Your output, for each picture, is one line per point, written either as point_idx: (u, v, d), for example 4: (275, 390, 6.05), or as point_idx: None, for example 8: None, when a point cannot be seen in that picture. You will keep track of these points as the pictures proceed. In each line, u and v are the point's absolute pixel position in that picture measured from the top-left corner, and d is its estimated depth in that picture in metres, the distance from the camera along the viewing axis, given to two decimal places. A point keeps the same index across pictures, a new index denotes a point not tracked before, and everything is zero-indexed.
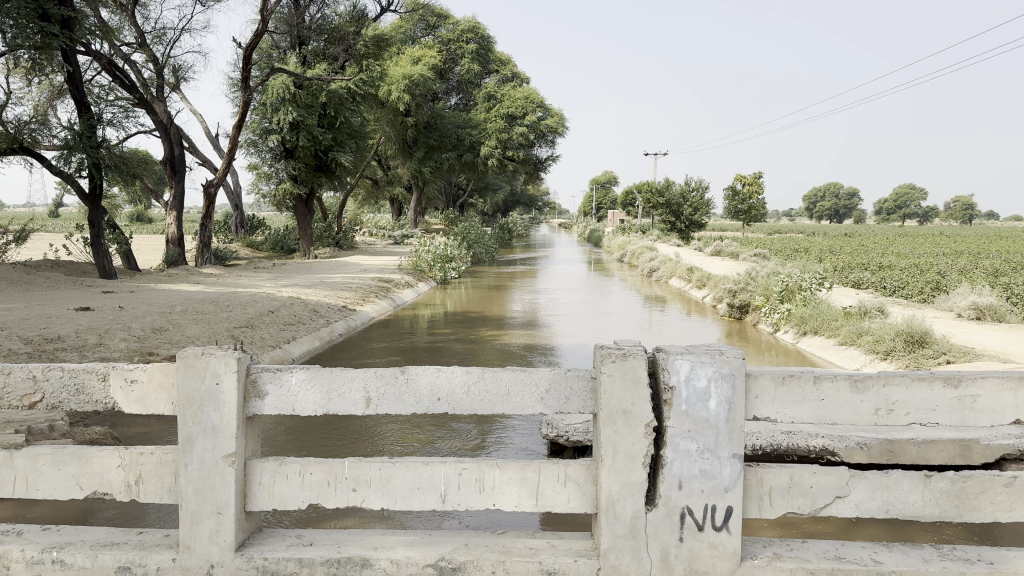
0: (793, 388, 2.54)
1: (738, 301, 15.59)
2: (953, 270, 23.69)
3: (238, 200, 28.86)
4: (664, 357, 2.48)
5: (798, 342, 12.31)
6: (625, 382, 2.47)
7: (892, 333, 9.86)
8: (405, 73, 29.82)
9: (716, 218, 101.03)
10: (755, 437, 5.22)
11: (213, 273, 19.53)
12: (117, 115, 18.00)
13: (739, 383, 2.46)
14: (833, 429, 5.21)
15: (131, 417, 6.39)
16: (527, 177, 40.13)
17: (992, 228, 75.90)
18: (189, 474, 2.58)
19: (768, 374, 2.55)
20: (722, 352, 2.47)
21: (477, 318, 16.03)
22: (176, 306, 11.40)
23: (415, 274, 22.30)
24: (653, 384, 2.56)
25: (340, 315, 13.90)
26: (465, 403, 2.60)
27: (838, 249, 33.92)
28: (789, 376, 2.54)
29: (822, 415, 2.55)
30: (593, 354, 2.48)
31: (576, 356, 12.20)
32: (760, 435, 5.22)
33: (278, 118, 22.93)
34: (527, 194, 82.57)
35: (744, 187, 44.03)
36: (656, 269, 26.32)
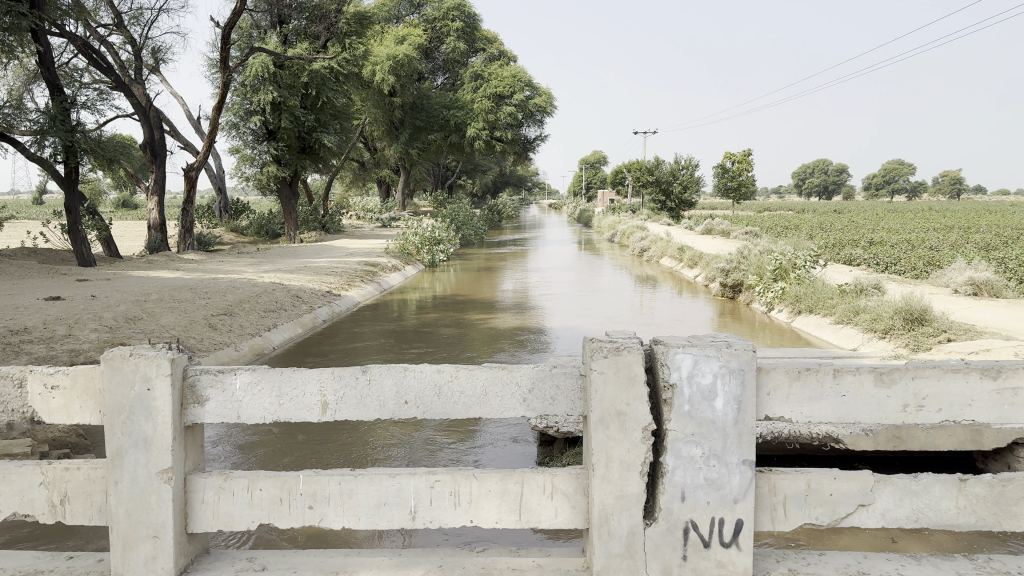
0: (810, 384, 2.22)
1: (731, 280, 15.29)
2: (946, 245, 23.48)
3: (221, 183, 28.35)
4: (663, 350, 2.15)
5: (793, 321, 12.07)
6: (618, 381, 2.15)
7: (891, 310, 9.60)
8: (390, 52, 29.30)
9: (709, 195, 101.54)
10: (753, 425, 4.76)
11: (195, 259, 19.12)
12: (92, 98, 17.46)
13: (749, 379, 2.14)
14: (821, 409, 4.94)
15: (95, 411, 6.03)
16: (516, 157, 39.56)
17: (979, 203, 75.68)
18: (120, 493, 2.26)
19: (782, 367, 2.23)
20: (728, 344, 2.14)
21: (466, 301, 15.70)
22: (152, 294, 11.00)
23: (401, 257, 21.92)
24: (650, 381, 2.25)
25: (323, 300, 13.53)
26: (436, 406, 2.27)
27: (829, 226, 33.70)
28: (805, 369, 2.22)
29: (843, 413, 2.24)
30: (581, 349, 2.16)
31: (566, 339, 11.90)
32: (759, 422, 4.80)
33: (258, 99, 22.41)
34: (516, 175, 81.87)
35: (734, 164, 43.72)
36: (647, 248, 26.01)
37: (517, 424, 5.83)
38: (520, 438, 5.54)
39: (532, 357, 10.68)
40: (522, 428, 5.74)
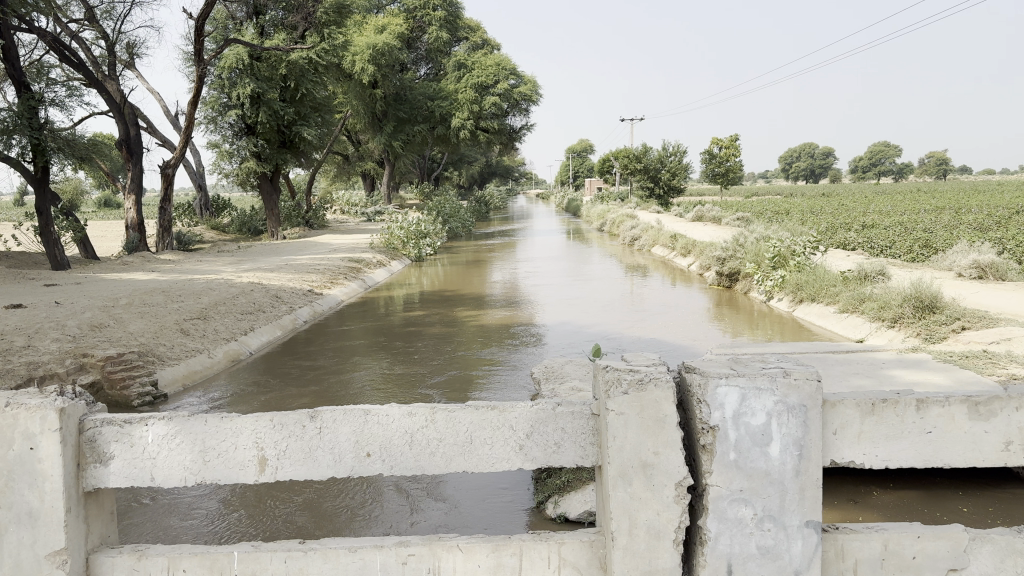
0: (887, 419, 1.74)
1: (727, 269, 14.83)
2: (940, 226, 23.14)
3: (200, 181, 27.75)
4: (700, 380, 1.68)
5: (794, 310, 11.65)
6: (643, 425, 1.72)
7: (899, 298, 9.16)
8: (370, 42, 28.66)
9: (696, 182, 101.25)
10: None
11: (172, 259, 18.51)
12: (61, 94, 16.78)
13: (815, 418, 1.67)
14: None
15: None
16: (502, 147, 38.95)
17: (966, 183, 75.53)
18: (1, 574, 1.92)
19: (852, 398, 1.75)
20: (787, 371, 1.67)
21: (454, 297, 15.16)
22: (122, 298, 10.40)
23: (387, 252, 21.33)
24: (683, 420, 1.80)
25: (305, 300, 12.97)
26: (407, 459, 1.97)
27: (819, 210, 33.31)
28: (882, 401, 1.74)
29: (929, 453, 1.76)
30: (596, 381, 1.73)
31: (559, 334, 11.38)
32: None
33: (236, 92, 21.82)
34: (502, 165, 81.07)
35: (721, 150, 43.31)
36: (638, 236, 25.50)
37: None
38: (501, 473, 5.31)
39: (526, 354, 10.21)
40: None
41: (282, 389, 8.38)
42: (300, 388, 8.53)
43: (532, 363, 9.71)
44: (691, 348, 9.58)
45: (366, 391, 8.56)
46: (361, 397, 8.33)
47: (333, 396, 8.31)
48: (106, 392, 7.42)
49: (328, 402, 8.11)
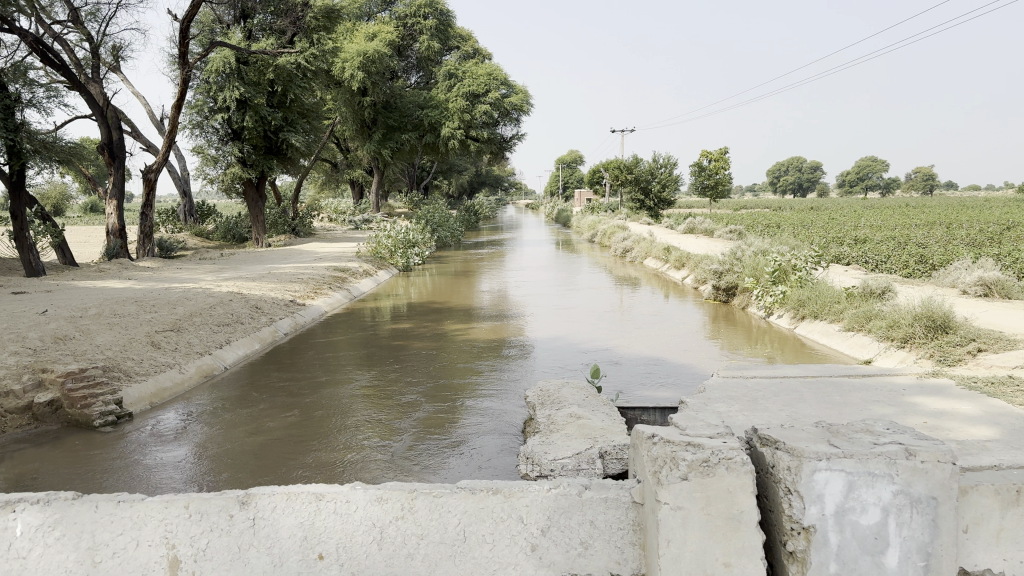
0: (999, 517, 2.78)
1: (724, 283, 14.34)
2: (936, 241, 22.80)
3: (185, 186, 27.19)
4: (803, 471, 2.57)
5: (796, 327, 11.24)
6: (699, 504, 2.65)
7: (910, 317, 8.75)
8: (360, 49, 28.20)
9: (686, 195, 101.24)
10: None
11: (151, 267, 17.95)
12: (39, 95, 16.23)
13: (932, 526, 2.57)
14: None
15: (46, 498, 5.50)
16: (493, 156, 38.46)
17: (952, 199, 75.67)
18: None
19: (977, 492, 2.78)
20: (899, 469, 2.56)
21: (444, 308, 14.69)
22: (90, 308, 9.80)
23: (374, 261, 20.80)
24: (776, 513, 2.69)
25: (286, 311, 12.43)
26: (349, 553, 2.90)
27: (811, 224, 32.96)
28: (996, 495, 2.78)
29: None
30: (656, 472, 2.69)
31: (554, 348, 10.96)
32: None
33: (222, 96, 21.26)
34: (492, 176, 80.71)
35: (711, 163, 43.05)
36: (629, 249, 25.05)
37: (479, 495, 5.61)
38: None
39: (519, 367, 9.81)
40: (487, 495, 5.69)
41: (265, 404, 7.97)
42: (288, 401, 8.15)
43: (523, 376, 9.36)
44: (692, 366, 9.10)
45: (352, 403, 8.19)
46: (349, 408, 7.99)
47: (317, 408, 7.95)
48: (65, 411, 6.89)
49: (314, 414, 7.75)
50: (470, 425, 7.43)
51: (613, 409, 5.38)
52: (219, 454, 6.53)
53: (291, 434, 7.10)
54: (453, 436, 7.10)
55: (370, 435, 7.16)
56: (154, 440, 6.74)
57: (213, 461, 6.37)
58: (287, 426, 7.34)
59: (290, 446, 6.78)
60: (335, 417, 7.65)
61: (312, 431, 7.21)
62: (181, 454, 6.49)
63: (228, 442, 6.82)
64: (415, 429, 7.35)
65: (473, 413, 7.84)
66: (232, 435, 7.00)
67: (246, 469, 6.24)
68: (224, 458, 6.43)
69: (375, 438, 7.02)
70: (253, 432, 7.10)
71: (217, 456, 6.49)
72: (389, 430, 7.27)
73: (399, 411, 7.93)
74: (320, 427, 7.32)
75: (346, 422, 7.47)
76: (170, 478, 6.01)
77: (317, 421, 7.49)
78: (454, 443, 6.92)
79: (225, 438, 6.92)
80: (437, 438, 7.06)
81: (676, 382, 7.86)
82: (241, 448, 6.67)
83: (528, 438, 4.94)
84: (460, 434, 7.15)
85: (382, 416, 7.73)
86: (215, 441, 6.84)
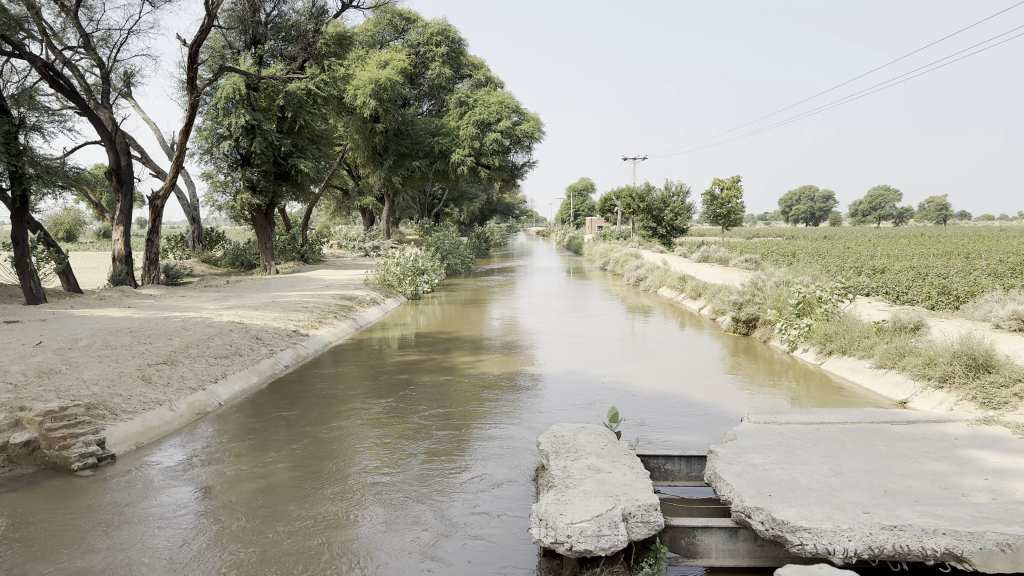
0: None
1: (744, 315, 13.77)
2: (958, 272, 22.17)
3: (193, 213, 26.97)
4: None
5: (822, 363, 10.69)
6: None
7: (949, 355, 8.19)
8: (372, 77, 28.04)
9: (699, 225, 100.88)
10: (845, 538, 3.79)
11: (154, 294, 17.57)
12: (44, 119, 16.02)
13: None
14: (923, 519, 3.95)
15: (31, 543, 5.15)
16: (504, 184, 38.17)
17: (968, 230, 74.51)
18: None
19: None
20: None
21: (453, 338, 14.21)
22: (83, 339, 9.38)
23: (382, 289, 20.39)
24: None
25: (288, 342, 11.96)
26: None
27: (827, 253, 32.35)
28: None
29: None
30: None
31: (566, 381, 10.47)
32: (852, 535, 3.79)
33: (230, 122, 21.00)
34: (504, 203, 80.51)
35: (723, 191, 42.66)
36: (642, 277, 24.56)
37: (485, 524, 5.38)
38: (506, 531, 5.27)
39: (532, 398, 9.37)
40: (493, 522, 5.47)
41: (263, 441, 7.47)
42: (289, 433, 7.79)
43: (534, 407, 8.92)
44: (717, 406, 8.55)
45: (355, 434, 7.77)
46: (353, 438, 7.61)
47: (317, 440, 7.55)
48: (43, 453, 6.42)
49: (316, 444, 7.41)
50: (483, 458, 6.97)
51: (635, 460, 4.85)
52: (225, 496, 6.04)
53: (297, 471, 6.61)
54: (467, 469, 6.64)
55: (376, 464, 6.81)
56: (145, 479, 6.36)
57: (216, 503, 5.88)
58: (290, 456, 7.03)
59: (298, 483, 6.32)
60: (338, 446, 7.31)
61: (317, 467, 6.73)
62: (187, 497, 6.01)
63: (231, 482, 6.32)
64: (423, 457, 7.02)
65: (484, 442, 7.48)
66: (235, 475, 6.50)
67: (257, 507, 5.78)
68: (230, 499, 5.94)
69: (382, 467, 6.70)
70: (259, 472, 6.59)
71: (221, 498, 5.99)
72: (398, 464, 6.80)
73: (404, 442, 7.51)
74: (324, 455, 7.05)
75: (351, 453, 7.09)
76: (172, 513, 5.67)
77: (321, 457, 6.98)
78: (469, 477, 6.46)
79: (230, 479, 6.41)
80: (449, 472, 6.60)
81: (699, 423, 7.36)
82: (243, 479, 6.40)
83: (541, 495, 4.38)
84: (476, 468, 6.69)
85: (387, 446, 7.33)
86: (216, 483, 6.34)
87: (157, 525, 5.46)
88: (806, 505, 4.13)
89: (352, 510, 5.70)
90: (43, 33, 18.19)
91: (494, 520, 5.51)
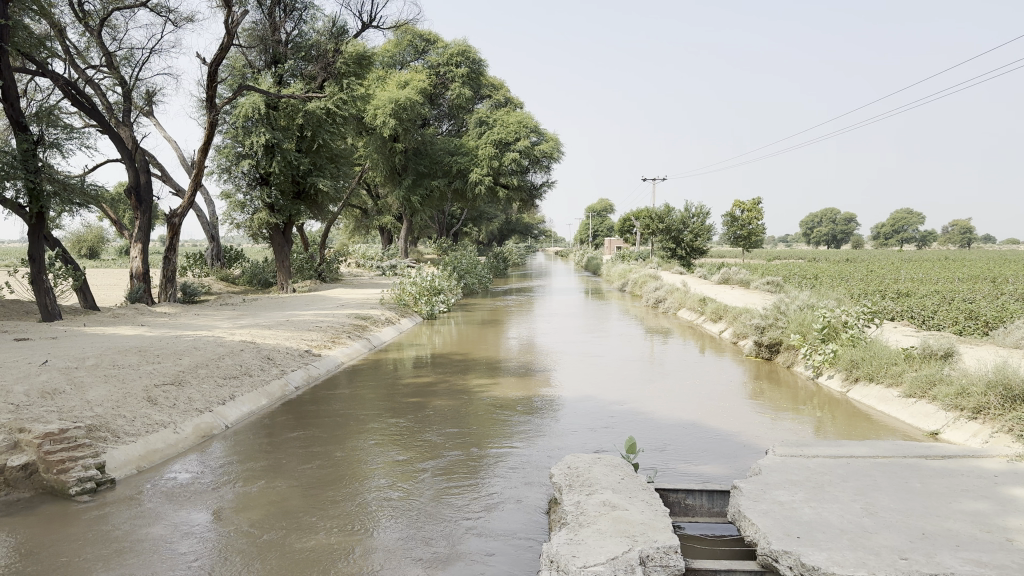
0: None
1: (767, 339, 13.41)
2: (985, 296, 21.66)
3: (213, 231, 27.05)
4: None
5: (848, 391, 10.32)
6: None
7: (983, 385, 7.82)
8: (392, 97, 28.09)
9: (718, 247, 100.39)
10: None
11: (169, 313, 17.50)
12: (63, 136, 16.06)
13: None
14: (967, 567, 3.63)
15: (19, 568, 4.96)
16: (522, 204, 38.04)
17: (994, 252, 73.27)
18: None
19: None
20: None
21: (468, 359, 13.97)
22: (91, 358, 9.24)
23: (398, 309, 20.22)
24: None
25: (299, 362, 11.76)
26: None
27: (849, 276, 31.83)
28: None
29: None
30: None
31: (582, 405, 10.19)
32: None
33: (250, 141, 21.05)
34: (522, 223, 80.41)
35: (743, 213, 42.25)
36: (661, 298, 24.24)
37: (491, 550, 5.17)
38: (514, 556, 5.06)
39: (548, 421, 9.11)
40: (499, 545, 5.27)
41: (269, 462, 7.26)
42: (296, 453, 7.59)
43: (549, 430, 8.66)
44: (738, 435, 8.23)
45: (363, 454, 7.56)
46: (363, 458, 7.40)
47: (325, 460, 7.35)
48: (41, 476, 6.23)
49: (322, 464, 7.21)
50: (498, 479, 6.75)
51: (652, 496, 4.56)
52: (226, 519, 5.84)
53: (307, 492, 6.42)
54: (481, 491, 6.42)
55: (387, 485, 6.61)
56: (146, 502, 6.18)
57: (215, 527, 5.68)
58: (298, 476, 6.86)
59: (307, 504, 6.13)
60: (346, 467, 7.12)
61: (327, 488, 6.54)
62: (191, 520, 5.81)
63: (235, 505, 6.13)
64: (433, 478, 6.82)
65: (497, 462, 7.28)
66: (238, 498, 6.30)
67: (263, 529, 5.61)
68: (233, 521, 5.76)
69: (392, 488, 6.52)
70: (267, 494, 6.40)
71: (222, 521, 5.79)
72: (410, 485, 6.60)
73: (412, 462, 7.28)
74: (334, 475, 6.87)
75: (359, 474, 6.88)
76: (172, 536, 5.50)
77: (331, 478, 6.78)
78: (483, 499, 6.24)
79: (238, 501, 6.22)
80: (462, 493, 6.39)
81: (721, 454, 7.05)
82: (250, 499, 6.25)
83: (552, 534, 4.10)
84: (490, 489, 6.47)
85: (396, 467, 7.11)
86: (218, 506, 6.13)
87: (157, 547, 5.28)
88: (839, 550, 3.82)
89: (359, 531, 5.53)
90: (66, 52, 18.31)
91: (495, 543, 5.31)
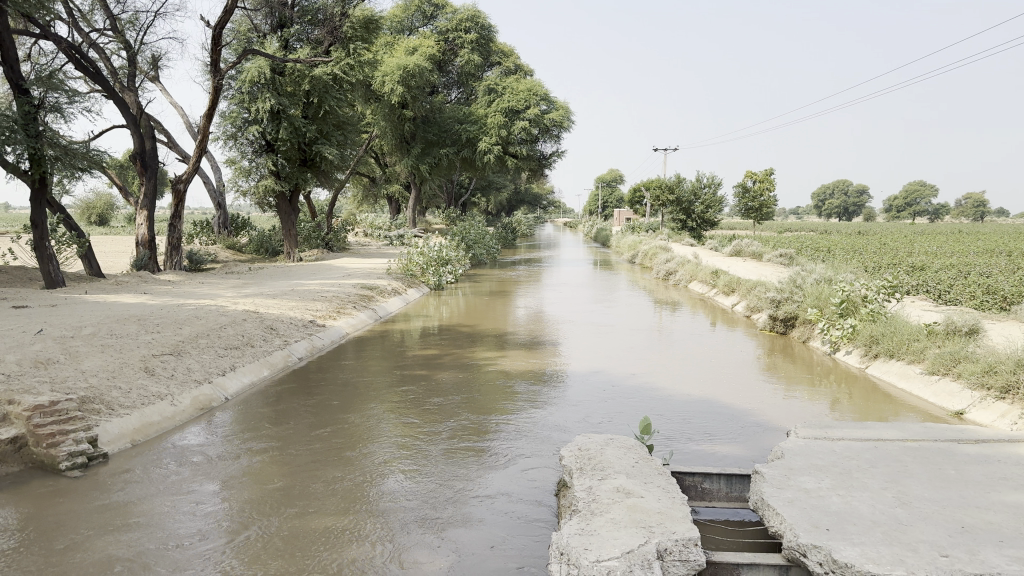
0: None
1: (782, 313, 13.07)
2: (1002, 271, 21.21)
3: (219, 198, 26.75)
4: None
5: (867, 367, 10.01)
6: None
7: (1011, 363, 7.48)
8: (400, 63, 27.57)
9: (728, 220, 99.45)
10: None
11: (173, 280, 17.26)
12: (64, 98, 15.75)
13: None
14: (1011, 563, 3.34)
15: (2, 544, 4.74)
16: (531, 173, 37.54)
17: (1009, 225, 72.35)
18: None
19: None
20: None
21: (476, 331, 13.69)
22: (88, 327, 8.99)
23: (405, 279, 19.93)
24: None
25: (303, 333, 11.49)
26: None
27: (862, 249, 31.33)
28: None
29: None
30: None
31: (591, 378, 9.91)
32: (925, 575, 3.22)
33: (255, 106, 20.64)
34: (531, 193, 79.78)
35: (755, 184, 41.64)
36: (672, 270, 23.89)
37: (496, 517, 4.98)
38: (519, 526, 4.84)
39: (557, 394, 8.83)
40: (506, 512, 5.07)
41: (269, 433, 7.04)
42: (296, 423, 7.36)
43: (559, 402, 8.40)
44: (755, 413, 7.94)
45: (366, 424, 7.33)
46: (366, 427, 7.19)
47: (326, 430, 7.12)
48: (31, 450, 6.01)
49: (327, 432, 7.03)
50: (508, 445, 6.58)
51: (670, 482, 4.28)
52: (223, 489, 5.64)
53: (311, 458, 6.26)
54: (490, 457, 6.26)
55: (393, 452, 6.42)
56: (140, 475, 5.96)
57: (210, 498, 5.46)
58: (301, 443, 6.69)
59: (311, 470, 5.98)
60: (351, 435, 6.92)
61: (332, 454, 6.37)
62: (187, 491, 5.61)
63: (232, 475, 5.92)
64: (441, 444, 6.64)
65: (507, 430, 7.11)
66: (236, 467, 6.10)
67: (265, 495, 5.44)
68: (232, 490, 5.57)
69: (399, 454, 6.35)
70: (268, 462, 6.22)
71: (218, 493, 5.58)
72: (417, 451, 6.43)
73: (417, 431, 7.06)
74: (339, 441, 6.70)
75: (363, 443, 6.68)
76: (168, 505, 5.32)
77: (336, 445, 6.60)
78: (494, 465, 6.07)
79: (240, 469, 6.05)
80: (473, 459, 6.22)
81: (738, 433, 6.76)
82: (252, 467, 6.07)
83: (562, 522, 3.84)
84: (500, 455, 6.31)
85: (401, 435, 6.91)
86: (214, 477, 5.92)
87: (153, 518, 5.09)
88: (872, 545, 3.53)
89: (365, 496, 5.38)
90: (69, 14, 17.92)
91: (502, 510, 5.12)
